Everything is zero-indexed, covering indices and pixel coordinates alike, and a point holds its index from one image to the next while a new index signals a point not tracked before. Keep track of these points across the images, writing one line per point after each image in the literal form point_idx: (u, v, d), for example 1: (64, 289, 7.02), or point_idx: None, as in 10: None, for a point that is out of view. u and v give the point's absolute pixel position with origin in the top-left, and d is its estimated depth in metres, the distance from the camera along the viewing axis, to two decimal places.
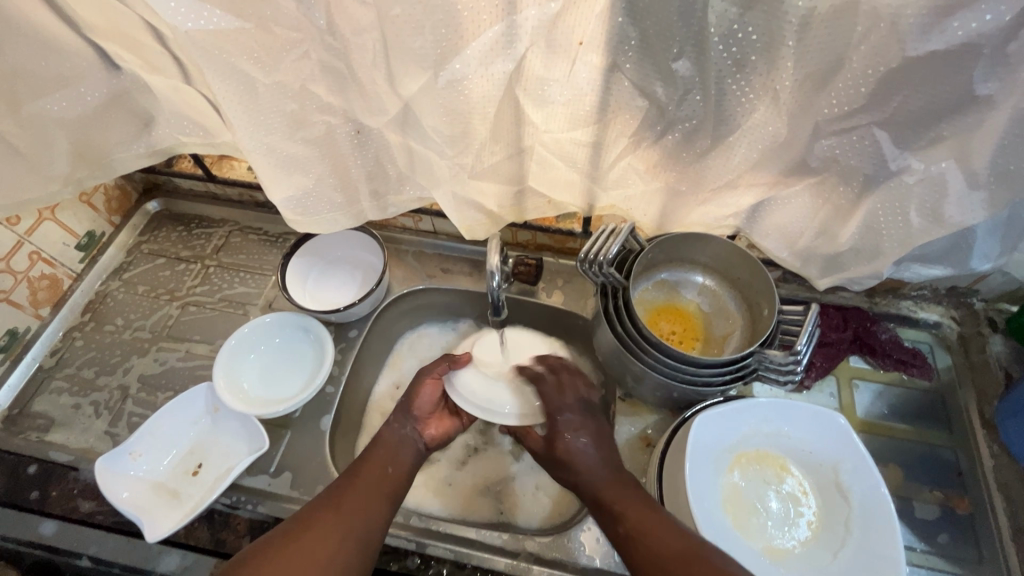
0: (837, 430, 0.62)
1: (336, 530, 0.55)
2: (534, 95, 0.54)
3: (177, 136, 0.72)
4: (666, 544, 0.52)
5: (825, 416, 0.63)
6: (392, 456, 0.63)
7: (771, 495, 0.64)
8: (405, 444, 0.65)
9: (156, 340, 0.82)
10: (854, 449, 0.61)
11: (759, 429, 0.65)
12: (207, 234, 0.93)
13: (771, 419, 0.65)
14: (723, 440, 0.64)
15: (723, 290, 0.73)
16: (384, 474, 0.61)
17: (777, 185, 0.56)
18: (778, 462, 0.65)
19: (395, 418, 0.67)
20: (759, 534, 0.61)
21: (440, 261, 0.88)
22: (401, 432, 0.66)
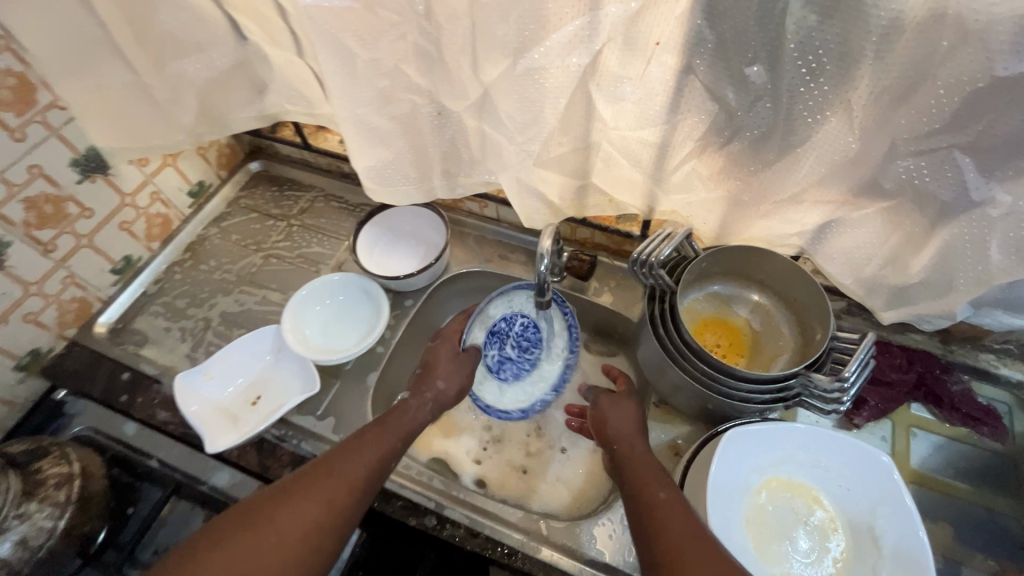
0: (879, 469, 0.59)
1: (327, 491, 0.56)
2: (606, 91, 0.56)
3: (284, 104, 0.81)
4: (673, 523, 0.53)
5: (868, 453, 0.60)
6: (401, 436, 0.65)
7: (797, 525, 0.61)
8: (420, 422, 0.68)
9: (240, 283, 0.92)
10: (895, 492, 0.58)
11: (793, 456, 0.63)
12: (296, 196, 1.03)
13: (808, 447, 0.62)
14: (752, 461, 0.62)
15: (777, 310, 0.71)
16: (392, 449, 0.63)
17: (847, 205, 0.55)
18: (810, 493, 0.62)
19: (421, 400, 0.70)
20: (779, 561, 0.59)
21: (499, 248, 0.92)
22: (422, 414, 0.68)
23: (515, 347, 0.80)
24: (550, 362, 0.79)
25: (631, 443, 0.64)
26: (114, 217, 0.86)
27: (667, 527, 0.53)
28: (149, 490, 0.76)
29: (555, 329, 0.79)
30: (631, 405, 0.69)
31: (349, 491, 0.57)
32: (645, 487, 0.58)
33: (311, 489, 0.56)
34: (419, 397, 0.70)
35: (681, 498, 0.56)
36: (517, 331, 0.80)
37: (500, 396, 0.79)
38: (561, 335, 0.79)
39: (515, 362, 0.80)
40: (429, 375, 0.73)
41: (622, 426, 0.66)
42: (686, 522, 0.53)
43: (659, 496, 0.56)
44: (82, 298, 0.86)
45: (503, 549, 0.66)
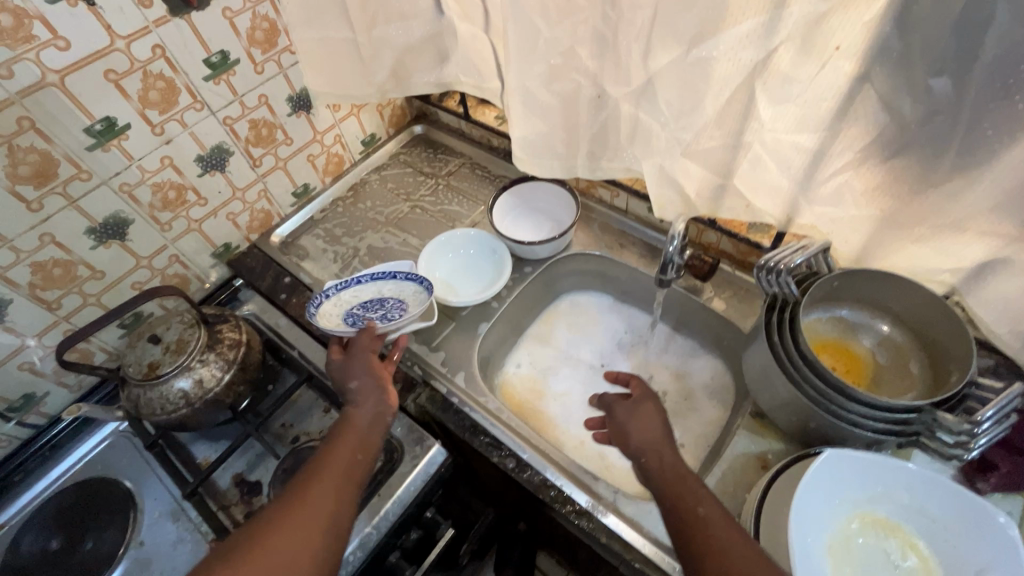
0: (998, 535, 0.54)
1: (304, 523, 0.57)
2: (771, 91, 0.57)
3: (460, 74, 0.91)
4: (722, 540, 0.53)
5: (988, 515, 0.54)
6: (360, 440, 0.67)
7: (883, 565, 0.59)
8: (372, 420, 0.69)
9: (387, 224, 1.05)
10: (1013, 564, 0.52)
11: (897, 496, 0.60)
12: (446, 159, 1.14)
13: (916, 490, 0.59)
14: (854, 488, 0.60)
15: (910, 348, 0.67)
16: (356, 459, 0.65)
17: (1018, 241, 0.52)
18: (906, 538, 0.59)
19: (361, 397, 0.70)
20: None
21: (620, 237, 0.96)
22: (371, 410, 0.70)
23: (372, 313, 0.83)
24: (384, 290, 0.87)
25: (659, 454, 0.63)
26: (306, 149, 1.03)
27: (715, 546, 0.53)
28: (287, 375, 0.89)
29: (379, 291, 0.87)
30: (653, 413, 0.69)
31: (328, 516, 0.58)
32: (681, 500, 0.58)
33: (291, 520, 0.57)
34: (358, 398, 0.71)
35: (720, 510, 0.56)
36: (356, 310, 0.84)
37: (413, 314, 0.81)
38: (381, 284, 0.87)
39: (389, 310, 0.84)
40: (354, 379, 0.72)
41: (642, 437, 0.66)
42: (732, 535, 0.53)
43: (698, 511, 0.56)
44: (268, 211, 1.03)
45: (572, 506, 0.70)
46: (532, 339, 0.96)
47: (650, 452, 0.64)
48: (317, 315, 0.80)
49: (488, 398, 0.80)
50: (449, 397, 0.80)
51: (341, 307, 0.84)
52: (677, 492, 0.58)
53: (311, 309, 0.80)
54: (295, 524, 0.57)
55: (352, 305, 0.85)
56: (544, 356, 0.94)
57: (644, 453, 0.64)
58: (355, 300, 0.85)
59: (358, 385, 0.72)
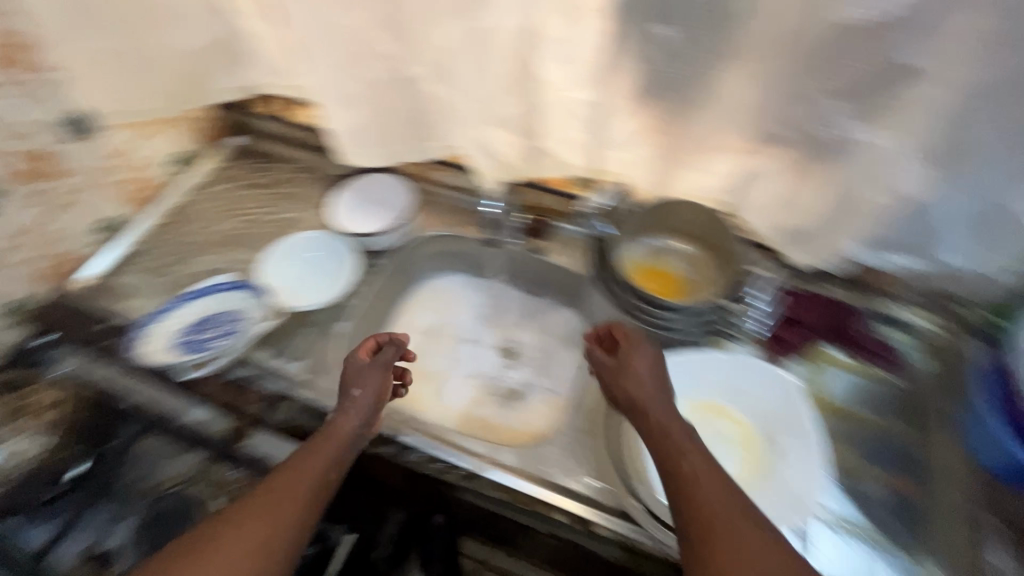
0: (784, 389, 0.70)
1: (257, 530, 0.52)
2: (547, 53, 0.63)
3: (264, 78, 0.88)
4: (714, 496, 0.51)
5: (776, 376, 0.70)
6: (340, 451, 0.63)
7: (716, 440, 0.70)
8: (356, 433, 0.65)
9: (218, 245, 0.97)
10: (795, 407, 0.69)
11: (717, 381, 0.71)
12: (271, 168, 1.08)
13: (731, 373, 0.71)
14: (687, 383, 0.71)
15: (708, 259, 0.79)
16: (326, 473, 0.60)
17: (755, 153, 0.64)
18: (728, 412, 0.71)
19: (344, 412, 0.66)
20: None
21: (463, 214, 0.99)
22: (358, 427, 0.66)
23: (208, 336, 0.80)
24: (192, 313, 0.81)
25: (647, 409, 0.61)
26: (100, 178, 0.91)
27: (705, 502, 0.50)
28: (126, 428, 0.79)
29: (193, 311, 0.81)
30: (647, 354, 0.66)
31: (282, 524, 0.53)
32: (677, 457, 0.55)
33: (232, 531, 0.51)
34: (343, 411, 0.66)
35: (711, 465, 0.54)
36: (182, 337, 0.79)
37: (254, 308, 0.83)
38: (183, 310, 0.80)
39: (223, 322, 0.81)
40: (359, 387, 0.69)
41: (635, 391, 0.63)
42: (716, 493, 0.51)
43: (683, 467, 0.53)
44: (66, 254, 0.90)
45: (460, 473, 0.73)
46: (395, 331, 0.94)
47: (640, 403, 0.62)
48: (143, 357, 0.77)
49: None
50: (316, 403, 0.78)
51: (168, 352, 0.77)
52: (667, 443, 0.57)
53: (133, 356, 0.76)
54: (249, 523, 0.52)
55: (178, 342, 0.78)
56: (409, 344, 0.93)
57: (637, 400, 0.62)
58: (175, 337, 0.79)
59: (360, 395, 0.68)
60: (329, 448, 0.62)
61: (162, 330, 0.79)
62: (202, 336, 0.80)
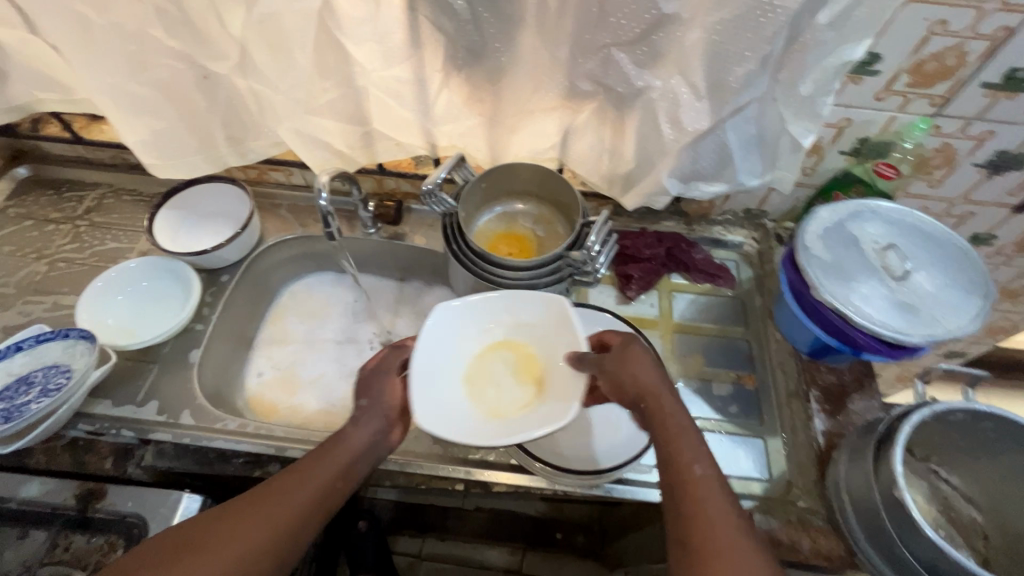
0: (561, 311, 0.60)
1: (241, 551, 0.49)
2: (347, 32, 0.62)
3: (35, 93, 0.78)
4: (717, 508, 0.48)
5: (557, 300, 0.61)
6: (346, 464, 0.57)
7: (503, 373, 0.60)
8: (366, 448, 0.58)
9: (21, 294, 0.84)
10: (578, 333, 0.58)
11: (502, 314, 0.63)
12: (78, 197, 0.95)
13: (515, 301, 0.62)
14: (467, 323, 0.62)
15: (554, 216, 0.83)
16: (333, 486, 0.55)
17: (567, 109, 0.67)
18: (509, 346, 0.62)
19: (358, 417, 0.60)
20: (484, 404, 0.58)
21: (313, 212, 0.95)
22: (365, 437, 0.58)
23: (23, 396, 0.68)
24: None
25: (659, 403, 0.55)
26: None
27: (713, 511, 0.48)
28: None
29: (10, 373, 0.70)
30: (642, 354, 0.57)
31: (279, 538, 0.50)
32: (681, 459, 0.51)
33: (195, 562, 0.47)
34: (355, 418, 0.60)
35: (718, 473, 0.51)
36: None
37: (75, 354, 0.71)
38: None
39: (40, 379, 0.69)
40: (365, 397, 0.61)
41: (644, 382, 0.56)
42: (724, 505, 0.48)
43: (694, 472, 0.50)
44: None
45: None
46: (264, 345, 0.90)
47: (643, 393, 0.55)
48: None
49: (225, 421, 0.73)
50: (179, 441, 0.71)
51: None
52: (675, 445, 0.52)
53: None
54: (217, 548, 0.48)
55: None
56: (283, 355, 0.90)
57: (634, 391, 0.56)
58: None
59: (368, 403, 0.61)
60: (341, 460, 0.56)
61: None
62: (17, 399, 0.68)
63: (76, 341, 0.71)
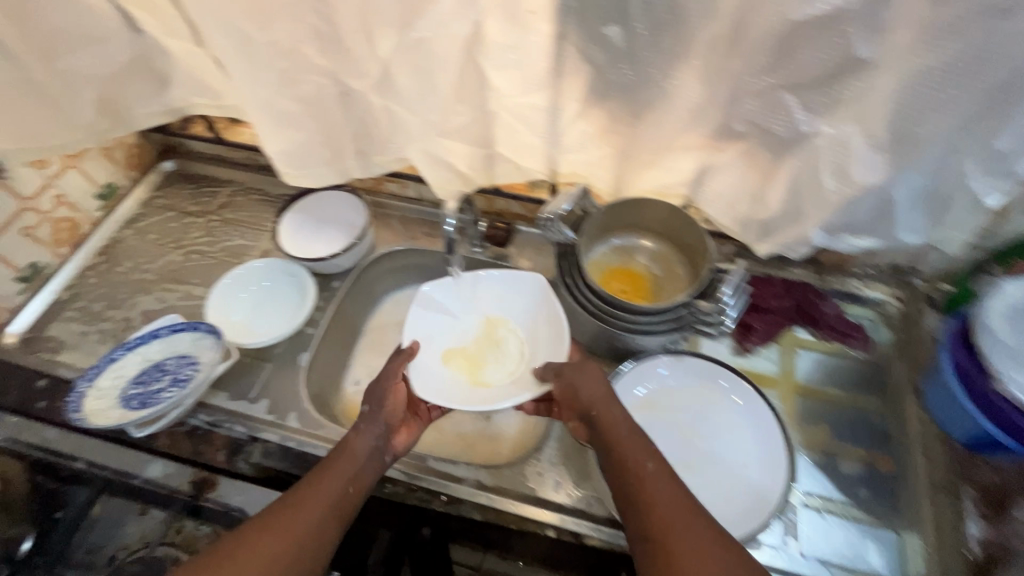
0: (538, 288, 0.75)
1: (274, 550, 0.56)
2: (491, 59, 0.60)
3: (189, 98, 0.82)
4: (677, 508, 0.53)
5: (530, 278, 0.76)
6: (354, 472, 0.64)
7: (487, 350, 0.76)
8: (371, 451, 0.66)
9: (159, 281, 0.91)
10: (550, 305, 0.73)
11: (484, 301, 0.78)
12: (213, 192, 1.01)
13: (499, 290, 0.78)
14: (458, 309, 0.78)
15: (673, 255, 0.78)
16: (345, 492, 0.62)
17: (710, 149, 0.62)
18: (491, 328, 0.78)
19: (365, 424, 0.68)
20: (469, 372, 0.74)
21: (422, 226, 0.95)
22: (369, 442, 0.67)
23: (157, 385, 0.73)
24: (134, 366, 0.74)
25: (610, 411, 0.62)
26: (15, 222, 0.83)
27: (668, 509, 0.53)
28: (77, 491, 0.72)
29: (146, 357, 0.75)
30: (598, 371, 0.66)
31: (304, 541, 0.58)
32: (637, 464, 0.57)
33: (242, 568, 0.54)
34: (356, 428, 0.68)
35: (667, 469, 0.57)
36: (128, 393, 0.72)
37: (202, 348, 0.75)
38: (124, 364, 0.74)
39: (171, 369, 0.74)
40: (367, 402, 0.70)
41: (592, 393, 0.63)
42: (676, 495, 0.54)
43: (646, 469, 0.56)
44: None
45: (441, 498, 0.71)
46: (364, 352, 0.91)
47: (597, 407, 0.62)
48: (87, 420, 0.68)
49: (328, 429, 0.75)
50: (285, 443, 0.74)
51: (112, 412, 0.70)
52: (630, 454, 0.58)
53: (74, 420, 0.67)
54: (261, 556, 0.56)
55: (124, 399, 0.71)
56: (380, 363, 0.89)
57: (586, 403, 0.63)
58: (119, 394, 0.72)
59: (371, 411, 0.70)
60: (351, 465, 0.65)
61: (103, 391, 0.71)
62: (151, 387, 0.73)
63: (203, 337, 0.76)
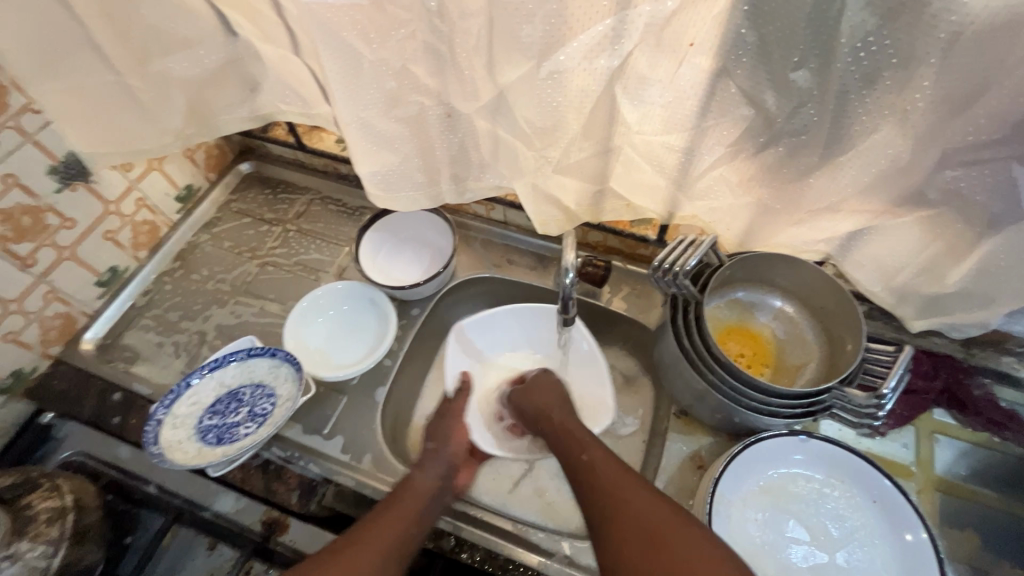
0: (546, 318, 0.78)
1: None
2: (634, 95, 0.52)
3: (278, 104, 0.72)
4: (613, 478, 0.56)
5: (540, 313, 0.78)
6: (418, 512, 0.61)
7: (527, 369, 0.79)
8: (435, 487, 0.64)
9: (235, 294, 0.87)
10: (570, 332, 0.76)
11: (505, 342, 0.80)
12: (290, 199, 0.97)
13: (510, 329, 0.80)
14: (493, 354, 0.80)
15: (802, 317, 0.69)
16: (410, 533, 0.59)
17: (885, 214, 0.52)
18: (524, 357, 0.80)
19: (427, 460, 0.66)
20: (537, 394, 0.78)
21: (506, 252, 0.88)
22: (433, 480, 0.64)
23: (233, 417, 0.70)
24: (209, 394, 0.71)
25: (549, 416, 0.67)
26: (99, 226, 0.81)
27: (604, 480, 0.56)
28: (149, 517, 0.72)
29: (221, 383, 0.72)
30: (546, 381, 0.72)
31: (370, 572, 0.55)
32: (574, 454, 0.61)
33: None
34: (419, 466, 0.65)
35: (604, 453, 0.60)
36: (206, 425, 0.69)
37: (279, 381, 0.71)
38: (198, 392, 0.70)
39: (248, 402, 0.71)
40: (433, 440, 0.69)
41: (545, 399, 0.70)
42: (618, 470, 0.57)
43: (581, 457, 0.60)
44: (67, 313, 0.81)
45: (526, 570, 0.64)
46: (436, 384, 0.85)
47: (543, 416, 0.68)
48: (165, 454, 0.65)
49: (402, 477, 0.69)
50: (361, 490, 0.69)
51: (192, 448, 0.67)
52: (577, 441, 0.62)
53: (153, 453, 0.64)
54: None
55: (202, 434, 0.69)
56: None
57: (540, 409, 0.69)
58: (197, 428, 0.69)
59: (434, 447, 0.68)
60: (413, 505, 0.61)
61: (179, 423, 0.68)
62: (227, 420, 0.70)
63: (283, 369, 0.71)
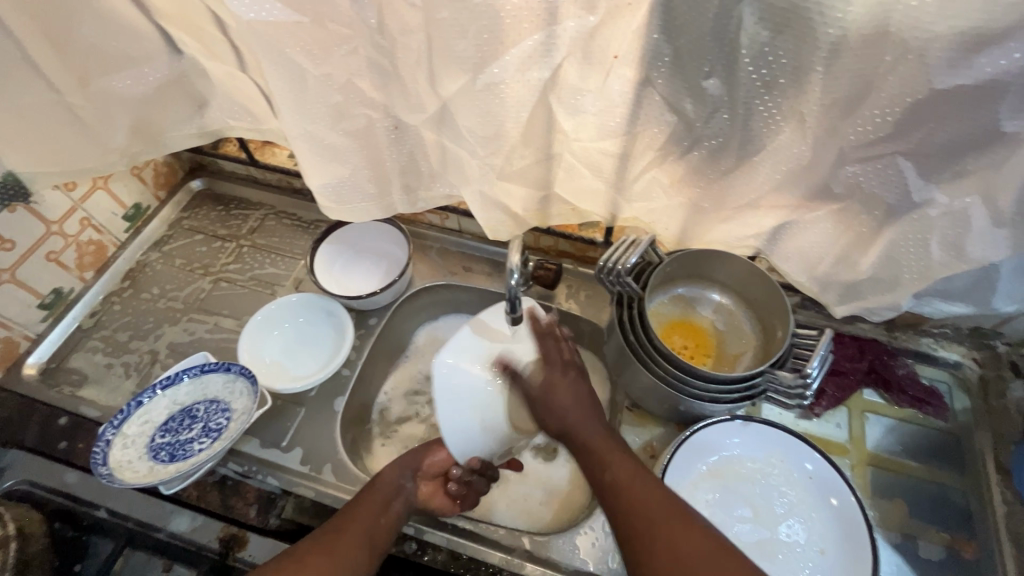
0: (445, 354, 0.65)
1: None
2: (567, 104, 0.55)
3: (226, 120, 0.72)
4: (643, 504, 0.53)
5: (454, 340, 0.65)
6: (383, 503, 0.62)
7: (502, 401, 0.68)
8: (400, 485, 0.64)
9: (187, 311, 0.86)
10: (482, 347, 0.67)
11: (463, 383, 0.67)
12: (244, 215, 0.97)
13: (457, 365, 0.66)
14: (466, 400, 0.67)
15: (739, 309, 0.73)
16: (377, 522, 0.61)
17: (800, 209, 0.57)
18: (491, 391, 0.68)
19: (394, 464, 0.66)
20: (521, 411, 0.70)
21: (462, 260, 0.90)
22: (397, 478, 0.65)
23: (187, 434, 0.69)
24: (162, 412, 0.70)
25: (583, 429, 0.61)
26: (40, 247, 0.79)
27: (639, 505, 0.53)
28: (99, 543, 0.70)
29: (174, 401, 0.71)
30: (570, 387, 0.64)
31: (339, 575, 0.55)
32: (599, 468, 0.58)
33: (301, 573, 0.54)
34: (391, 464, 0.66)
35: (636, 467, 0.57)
36: (158, 442, 0.69)
37: (235, 394, 0.71)
38: (150, 409, 0.70)
39: (203, 417, 0.70)
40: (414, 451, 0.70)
41: (570, 413, 0.62)
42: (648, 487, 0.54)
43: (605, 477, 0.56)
44: (7, 338, 0.78)
45: (486, 567, 0.66)
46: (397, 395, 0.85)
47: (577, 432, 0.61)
48: (113, 474, 0.64)
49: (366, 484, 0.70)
50: (321, 500, 0.69)
51: (144, 466, 0.66)
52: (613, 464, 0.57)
53: (101, 474, 0.63)
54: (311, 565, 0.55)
55: (154, 452, 0.68)
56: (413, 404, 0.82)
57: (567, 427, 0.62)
58: (149, 445, 0.68)
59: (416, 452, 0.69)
60: (381, 499, 0.63)
61: (131, 440, 0.68)
62: (181, 437, 0.69)
63: (241, 379, 0.71)
